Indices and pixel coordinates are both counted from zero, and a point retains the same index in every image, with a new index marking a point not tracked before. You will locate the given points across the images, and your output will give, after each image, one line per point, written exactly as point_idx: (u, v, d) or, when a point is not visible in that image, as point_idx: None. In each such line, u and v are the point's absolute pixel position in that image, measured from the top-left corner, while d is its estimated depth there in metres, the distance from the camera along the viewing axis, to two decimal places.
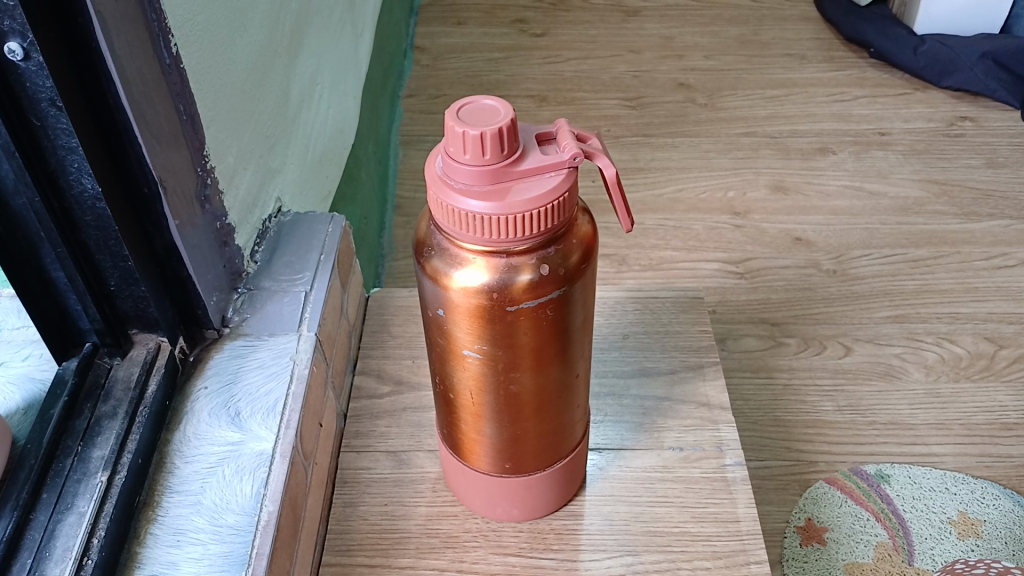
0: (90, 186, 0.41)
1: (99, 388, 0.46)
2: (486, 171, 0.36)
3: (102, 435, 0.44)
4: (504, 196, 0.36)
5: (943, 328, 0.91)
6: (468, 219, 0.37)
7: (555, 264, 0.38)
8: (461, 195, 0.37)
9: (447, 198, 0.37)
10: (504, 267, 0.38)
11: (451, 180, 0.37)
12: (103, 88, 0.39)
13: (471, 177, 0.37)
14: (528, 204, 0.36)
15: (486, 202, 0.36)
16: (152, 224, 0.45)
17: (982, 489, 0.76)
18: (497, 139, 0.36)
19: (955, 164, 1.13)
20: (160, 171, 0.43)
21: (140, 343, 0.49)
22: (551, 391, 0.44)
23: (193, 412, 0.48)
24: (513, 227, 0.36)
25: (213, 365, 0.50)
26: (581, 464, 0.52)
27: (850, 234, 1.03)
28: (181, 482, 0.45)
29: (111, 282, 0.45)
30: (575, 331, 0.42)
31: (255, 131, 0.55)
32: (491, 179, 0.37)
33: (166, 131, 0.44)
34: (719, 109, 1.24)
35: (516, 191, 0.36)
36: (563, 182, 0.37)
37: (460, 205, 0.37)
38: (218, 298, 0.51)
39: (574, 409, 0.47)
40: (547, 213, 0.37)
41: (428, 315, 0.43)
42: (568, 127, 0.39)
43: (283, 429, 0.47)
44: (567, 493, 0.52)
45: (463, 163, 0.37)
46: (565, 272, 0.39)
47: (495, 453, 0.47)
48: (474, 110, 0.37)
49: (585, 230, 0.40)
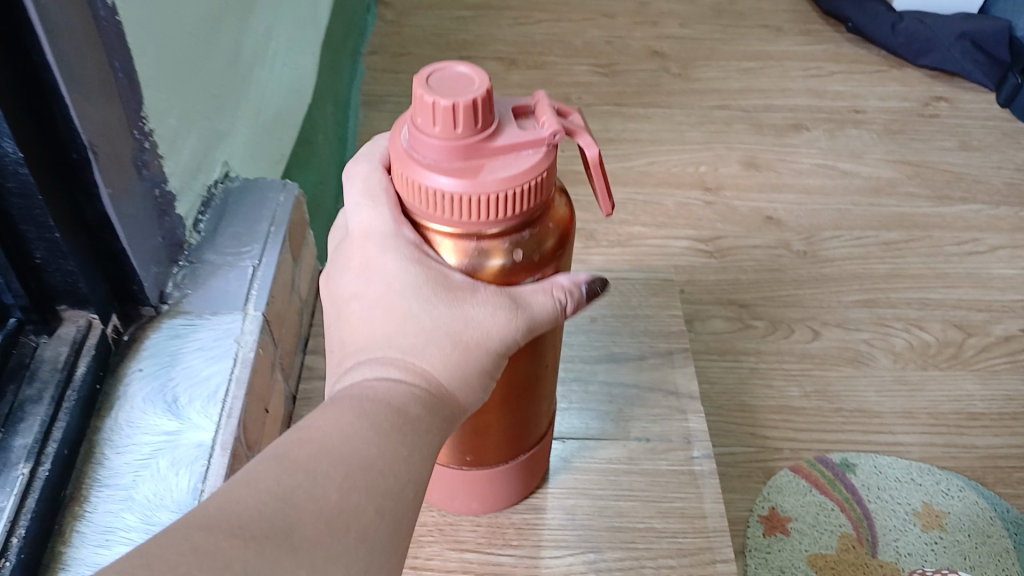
0: (12, 150, 0.37)
1: (23, 368, 0.42)
2: (460, 147, 0.33)
3: (25, 422, 0.40)
4: (477, 174, 0.33)
5: (913, 314, 0.90)
6: (439, 201, 0.34)
7: (530, 249, 0.36)
8: (431, 173, 0.33)
9: (416, 176, 0.34)
10: (473, 252, 0.35)
11: (418, 154, 0.34)
12: (25, 40, 0.35)
13: (440, 153, 0.33)
14: (504, 185, 0.33)
15: (457, 180, 0.33)
16: (82, 193, 0.41)
17: (947, 481, 0.75)
18: (471, 112, 0.32)
19: (929, 146, 1.12)
20: (92, 136, 0.39)
21: (69, 320, 0.45)
22: (519, 382, 0.41)
23: (126, 397, 0.45)
24: (486, 209, 0.33)
25: (150, 344, 0.47)
26: (548, 452, 0.49)
27: (821, 215, 1.01)
28: (110, 475, 0.42)
29: (37, 255, 0.41)
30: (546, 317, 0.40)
31: (202, 90, 0.51)
32: (462, 154, 0.33)
33: (98, 89, 0.39)
34: (692, 80, 1.21)
35: (489, 169, 0.33)
36: (541, 161, 0.34)
37: (429, 185, 0.33)
38: (156, 271, 0.47)
39: (541, 400, 0.44)
40: (523, 193, 0.33)
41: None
42: (547, 101, 0.36)
43: (223, 418, 0.44)
44: (530, 483, 0.49)
45: (434, 137, 0.33)
46: (539, 258, 0.36)
47: (458, 448, 0.44)
48: (444, 76, 0.33)
49: (562, 211, 0.37)
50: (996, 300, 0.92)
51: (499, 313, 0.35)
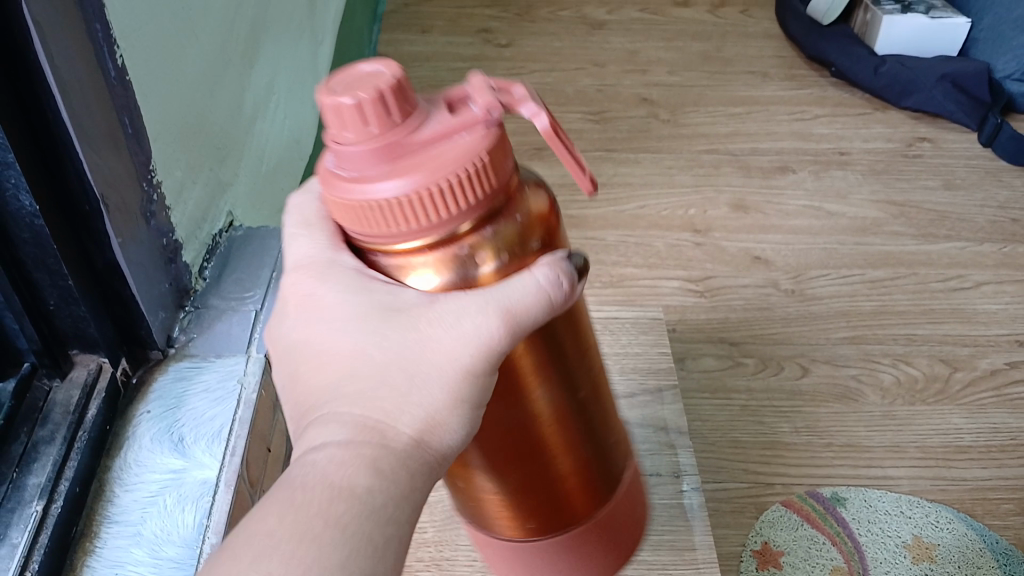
0: (28, 203, 0.39)
1: (37, 411, 0.45)
2: (382, 145, 0.27)
3: (39, 462, 0.43)
4: (416, 169, 0.27)
5: (900, 350, 0.86)
6: (377, 213, 0.28)
7: (511, 237, 0.30)
8: (359, 183, 0.28)
9: (342, 194, 0.28)
10: (452, 258, 0.30)
11: (342, 170, 0.29)
12: (40, 102, 0.38)
13: (360, 159, 0.28)
14: (444, 172, 0.27)
15: (389, 184, 0.27)
16: (93, 243, 0.44)
17: (936, 512, 0.73)
18: (382, 106, 0.27)
19: (919, 170, 1.06)
20: (102, 187, 0.42)
21: (81, 364, 0.47)
22: (586, 438, 0.38)
23: (136, 438, 0.47)
24: (431, 211, 0.28)
25: (158, 386, 0.49)
26: (639, 515, 0.45)
27: (809, 253, 0.96)
28: (120, 512, 0.44)
29: (50, 302, 0.44)
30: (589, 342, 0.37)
31: (209, 143, 0.54)
32: (386, 154, 0.28)
33: (109, 144, 0.42)
34: (682, 125, 1.13)
35: (423, 164, 0.27)
36: (483, 142, 0.28)
37: (359, 196, 0.28)
38: (163, 316, 0.50)
39: (606, 430, 0.39)
40: (471, 184, 0.28)
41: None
42: (479, 79, 0.30)
43: (226, 457, 0.46)
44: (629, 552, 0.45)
45: (349, 145, 0.28)
46: (522, 263, 0.31)
47: (550, 538, 0.40)
48: (336, 76, 0.28)
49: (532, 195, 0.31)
50: (982, 334, 0.87)
51: (462, 324, 0.30)
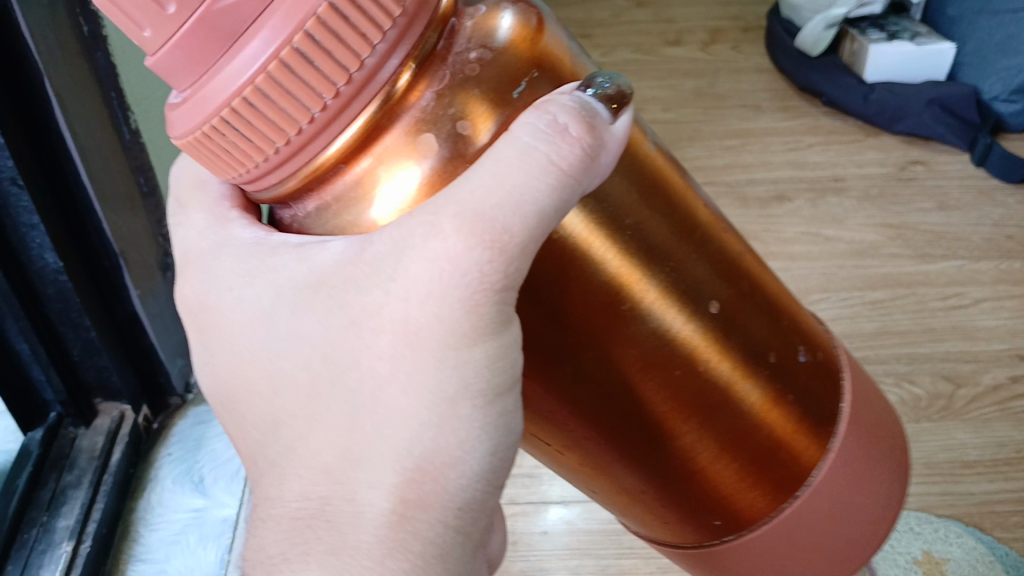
0: (52, 260, 0.45)
1: (64, 457, 0.51)
2: (201, 9, 0.25)
3: (66, 505, 0.49)
4: (271, 21, 0.25)
5: (902, 368, 0.83)
6: (271, 102, 0.27)
7: (486, 73, 0.29)
8: (223, 71, 0.26)
9: (212, 103, 0.27)
10: (422, 133, 0.28)
11: (195, 81, 0.27)
12: (65, 167, 0.45)
13: (203, 51, 0.26)
14: (304, 6, 0.25)
15: (251, 46, 0.26)
16: (114, 296, 0.51)
17: (945, 528, 0.70)
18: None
19: (912, 191, 1.05)
20: (120, 244, 0.49)
21: (104, 412, 0.54)
22: (754, 353, 0.38)
23: (157, 480, 0.54)
24: (314, 59, 0.26)
25: (177, 431, 0.57)
26: (874, 409, 0.43)
27: (808, 278, 0.94)
28: (146, 551, 0.50)
29: (75, 352, 0.50)
30: (708, 243, 0.36)
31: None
32: (221, 26, 0.26)
33: (123, 203, 0.49)
34: (678, 160, 1.12)
35: (266, 13, 0.25)
36: None
37: (235, 85, 0.26)
38: (178, 364, 0.58)
39: (743, 337, 0.37)
40: (337, 9, 0.26)
41: (584, 441, 0.37)
42: None
43: (243, 494, 0.54)
44: (901, 456, 0.43)
45: (164, 35, 0.26)
46: (493, 75, 0.29)
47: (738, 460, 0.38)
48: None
49: (507, 21, 0.29)
50: (982, 350, 0.85)
51: (429, 251, 0.28)
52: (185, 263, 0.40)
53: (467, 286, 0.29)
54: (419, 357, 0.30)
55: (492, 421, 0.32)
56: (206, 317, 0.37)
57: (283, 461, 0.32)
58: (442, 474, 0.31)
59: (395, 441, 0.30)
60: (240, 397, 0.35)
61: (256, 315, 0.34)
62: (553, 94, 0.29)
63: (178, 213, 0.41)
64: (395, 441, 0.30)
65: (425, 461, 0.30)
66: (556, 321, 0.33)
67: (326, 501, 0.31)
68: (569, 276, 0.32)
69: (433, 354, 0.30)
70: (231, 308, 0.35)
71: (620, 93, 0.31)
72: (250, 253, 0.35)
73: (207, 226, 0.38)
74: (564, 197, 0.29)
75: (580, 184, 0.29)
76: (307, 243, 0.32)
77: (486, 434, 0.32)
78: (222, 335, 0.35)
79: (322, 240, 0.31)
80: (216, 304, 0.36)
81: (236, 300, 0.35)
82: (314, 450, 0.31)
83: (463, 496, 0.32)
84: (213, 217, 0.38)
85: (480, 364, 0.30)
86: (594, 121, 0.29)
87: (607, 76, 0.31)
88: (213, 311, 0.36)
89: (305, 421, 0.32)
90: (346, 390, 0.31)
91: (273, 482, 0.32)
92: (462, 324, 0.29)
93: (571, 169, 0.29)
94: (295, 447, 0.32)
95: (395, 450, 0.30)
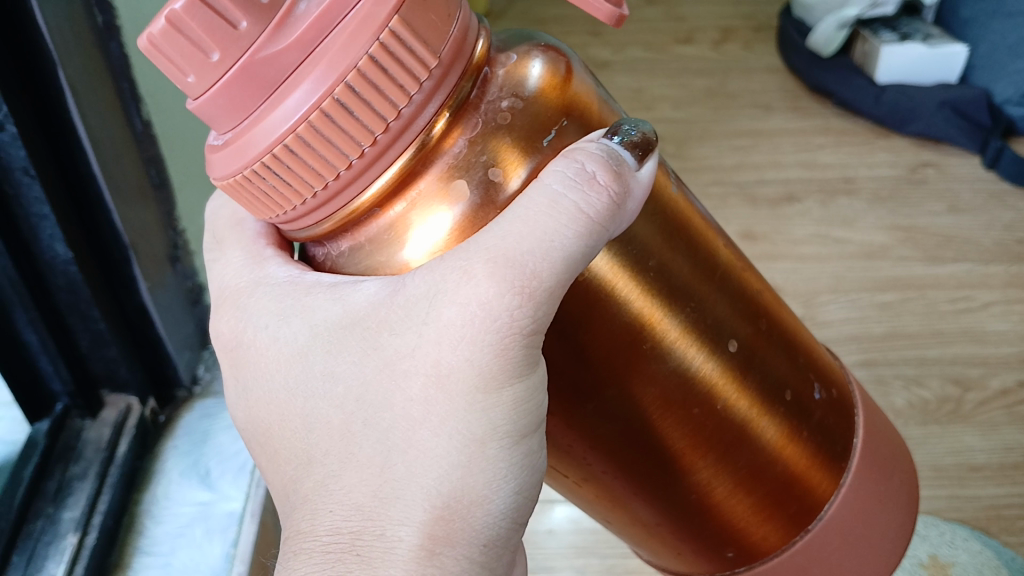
0: (62, 251, 0.45)
1: (70, 449, 0.51)
2: (244, 60, 0.30)
3: (73, 497, 0.49)
4: (314, 77, 0.30)
5: (911, 371, 0.83)
6: (312, 150, 0.32)
7: (516, 121, 0.34)
8: (266, 118, 0.31)
9: (255, 148, 0.32)
10: (454, 179, 0.34)
11: (242, 125, 0.32)
12: (76, 158, 0.45)
13: (248, 98, 0.31)
14: (344, 60, 0.30)
15: (294, 98, 0.31)
16: (124, 288, 0.51)
17: (951, 532, 0.70)
18: (208, 10, 0.29)
19: (923, 193, 1.05)
20: (131, 237, 0.49)
21: (111, 404, 0.54)
22: (766, 389, 0.42)
23: (163, 472, 0.54)
24: (355, 111, 0.31)
25: (184, 424, 0.58)
26: (871, 438, 0.48)
27: (817, 280, 0.93)
28: (152, 543, 0.50)
29: (83, 344, 0.50)
30: (726, 286, 0.42)
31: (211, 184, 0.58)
32: (264, 80, 0.31)
33: (134, 195, 0.50)
34: (687, 159, 1.12)
35: (307, 69, 0.30)
36: (349, 24, 0.30)
37: (277, 133, 0.31)
38: (188, 356, 0.58)
39: (753, 374, 0.42)
40: (372, 68, 0.31)
41: (605, 472, 0.42)
42: None
43: (250, 488, 0.53)
44: (901, 486, 0.48)
45: (210, 80, 0.31)
46: (522, 127, 0.34)
47: (751, 494, 0.43)
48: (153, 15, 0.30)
49: (537, 74, 0.35)
50: (991, 353, 0.84)
51: (463, 296, 0.32)
52: (218, 297, 0.45)
53: (498, 329, 0.33)
54: (449, 397, 0.33)
55: (513, 462, 0.35)
56: (239, 353, 0.41)
57: (315, 498, 0.35)
58: (468, 511, 0.34)
59: (424, 477, 0.33)
60: (273, 434, 0.38)
61: (294, 353, 0.38)
62: (580, 142, 0.35)
63: (217, 246, 0.47)
64: (425, 475, 0.33)
65: (453, 497, 0.33)
66: (583, 360, 0.37)
67: (358, 536, 0.33)
68: (596, 311, 0.36)
69: (462, 394, 0.33)
70: (267, 345, 0.39)
71: (644, 140, 0.36)
72: (285, 293, 0.40)
73: (243, 264, 0.44)
74: (591, 242, 0.33)
75: (607, 229, 0.34)
76: (344, 284, 0.37)
77: (511, 474, 0.35)
78: (257, 371, 0.39)
79: (356, 281, 0.36)
80: (251, 341, 0.40)
81: (272, 339, 0.39)
82: (346, 486, 0.34)
83: (488, 534, 0.34)
84: (251, 257, 0.44)
85: (504, 404, 0.34)
86: (619, 169, 0.34)
87: (633, 124, 0.36)
88: (248, 347, 0.40)
89: (337, 458, 0.35)
90: (379, 428, 0.34)
91: (304, 518, 0.34)
92: (489, 368, 0.33)
93: (597, 216, 0.33)
94: (326, 484, 0.34)
95: (425, 486, 0.33)
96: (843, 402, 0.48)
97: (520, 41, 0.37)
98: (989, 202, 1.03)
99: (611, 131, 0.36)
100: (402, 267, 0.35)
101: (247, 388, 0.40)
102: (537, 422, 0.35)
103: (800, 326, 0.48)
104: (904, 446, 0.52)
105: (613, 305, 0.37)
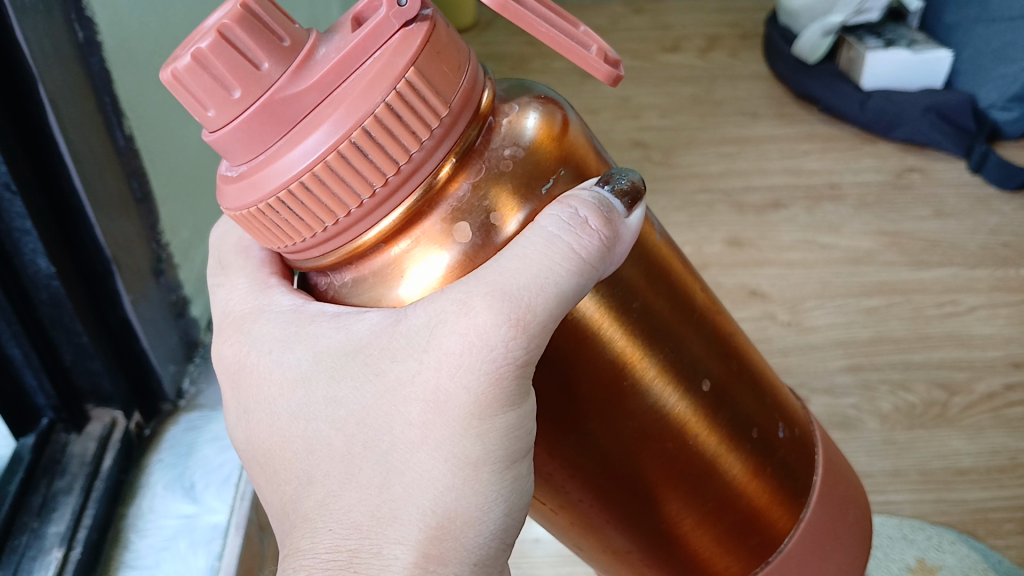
0: (45, 265, 0.46)
1: (55, 463, 0.51)
2: (266, 98, 0.31)
3: (58, 511, 0.49)
4: (331, 120, 0.31)
5: (897, 375, 0.83)
6: (327, 187, 0.32)
7: (517, 169, 0.35)
8: (284, 155, 0.31)
9: (270, 183, 0.32)
10: (457, 221, 0.34)
11: (258, 159, 0.32)
12: (59, 174, 0.45)
13: (266, 134, 0.32)
14: (363, 107, 0.31)
15: (308, 138, 0.31)
16: (107, 301, 0.51)
17: (938, 535, 0.70)
18: (232, 48, 0.30)
19: (908, 198, 1.05)
20: (114, 251, 0.50)
21: (96, 418, 0.54)
22: (735, 426, 0.43)
23: (149, 485, 0.55)
24: (369, 151, 0.31)
25: (169, 437, 0.58)
26: (831, 478, 0.48)
27: (804, 286, 0.93)
28: (136, 557, 0.50)
29: (67, 358, 0.50)
30: (703, 326, 0.42)
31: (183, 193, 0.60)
32: (284, 119, 0.31)
33: (120, 208, 0.50)
34: (675, 166, 1.12)
35: (322, 112, 0.31)
36: (369, 74, 0.31)
37: (294, 170, 0.31)
38: (173, 369, 0.59)
39: (725, 411, 0.43)
40: (390, 111, 0.31)
41: (583, 501, 0.42)
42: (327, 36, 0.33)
43: (234, 500, 0.54)
44: (855, 524, 0.48)
45: (229, 116, 0.31)
46: (522, 174, 0.35)
47: (722, 523, 0.43)
48: (175, 53, 0.31)
49: (534, 125, 0.35)
50: (978, 357, 0.85)
51: (461, 327, 0.33)
52: (221, 322, 0.45)
53: (493, 359, 0.33)
54: (447, 422, 0.33)
55: (504, 486, 0.35)
56: (242, 377, 0.41)
57: (314, 517, 0.35)
58: (461, 532, 0.34)
59: (419, 498, 0.33)
60: (273, 456, 0.38)
61: (296, 379, 0.38)
62: (572, 191, 0.35)
63: (220, 272, 0.48)
64: (420, 496, 0.33)
65: (446, 517, 0.33)
66: (569, 393, 0.37)
67: (355, 554, 0.33)
68: (582, 351, 0.37)
69: (459, 421, 0.33)
70: (269, 370, 0.40)
71: (634, 188, 0.36)
72: (288, 322, 0.40)
73: (248, 290, 0.44)
74: (582, 280, 0.33)
75: (597, 270, 0.34)
76: (346, 316, 0.37)
77: (502, 499, 0.35)
78: (259, 394, 0.40)
79: (359, 312, 0.37)
80: (255, 366, 0.40)
81: (275, 364, 0.39)
82: (345, 505, 0.34)
83: (479, 554, 0.35)
84: (256, 285, 0.44)
85: (498, 431, 0.34)
86: (610, 216, 0.34)
87: (623, 173, 0.36)
88: (250, 371, 0.41)
89: (336, 479, 0.35)
90: (379, 450, 0.34)
91: (303, 536, 0.35)
92: (485, 396, 0.33)
93: (589, 257, 0.33)
94: (326, 502, 0.35)
95: (420, 505, 0.33)
96: (805, 440, 0.49)
97: (522, 91, 0.37)
98: (973, 205, 1.03)
99: (603, 179, 0.36)
100: (398, 303, 0.36)
101: (247, 410, 0.40)
102: (527, 447, 0.35)
103: (767, 368, 0.49)
104: (862, 490, 0.52)
105: (597, 345, 0.37)
